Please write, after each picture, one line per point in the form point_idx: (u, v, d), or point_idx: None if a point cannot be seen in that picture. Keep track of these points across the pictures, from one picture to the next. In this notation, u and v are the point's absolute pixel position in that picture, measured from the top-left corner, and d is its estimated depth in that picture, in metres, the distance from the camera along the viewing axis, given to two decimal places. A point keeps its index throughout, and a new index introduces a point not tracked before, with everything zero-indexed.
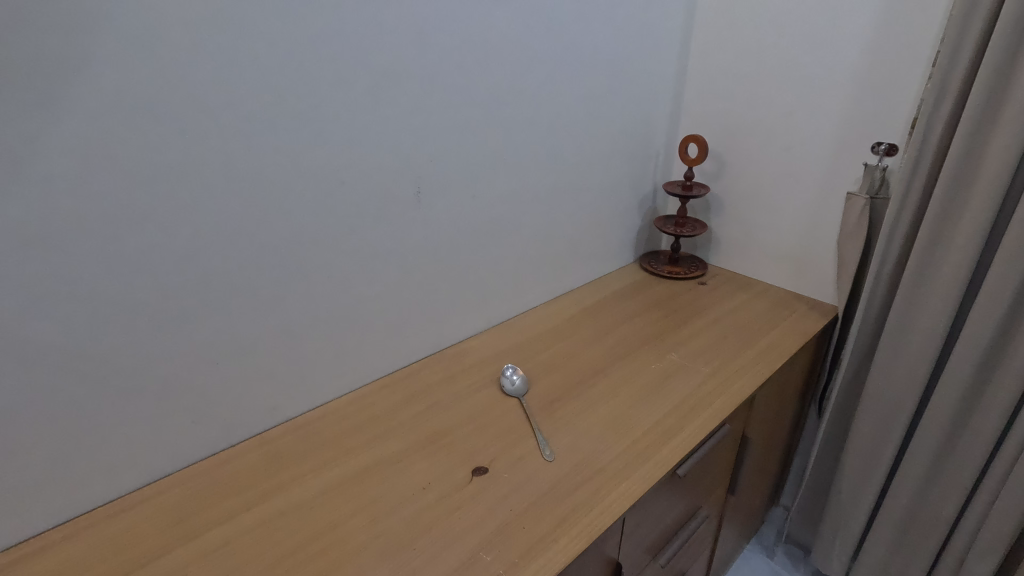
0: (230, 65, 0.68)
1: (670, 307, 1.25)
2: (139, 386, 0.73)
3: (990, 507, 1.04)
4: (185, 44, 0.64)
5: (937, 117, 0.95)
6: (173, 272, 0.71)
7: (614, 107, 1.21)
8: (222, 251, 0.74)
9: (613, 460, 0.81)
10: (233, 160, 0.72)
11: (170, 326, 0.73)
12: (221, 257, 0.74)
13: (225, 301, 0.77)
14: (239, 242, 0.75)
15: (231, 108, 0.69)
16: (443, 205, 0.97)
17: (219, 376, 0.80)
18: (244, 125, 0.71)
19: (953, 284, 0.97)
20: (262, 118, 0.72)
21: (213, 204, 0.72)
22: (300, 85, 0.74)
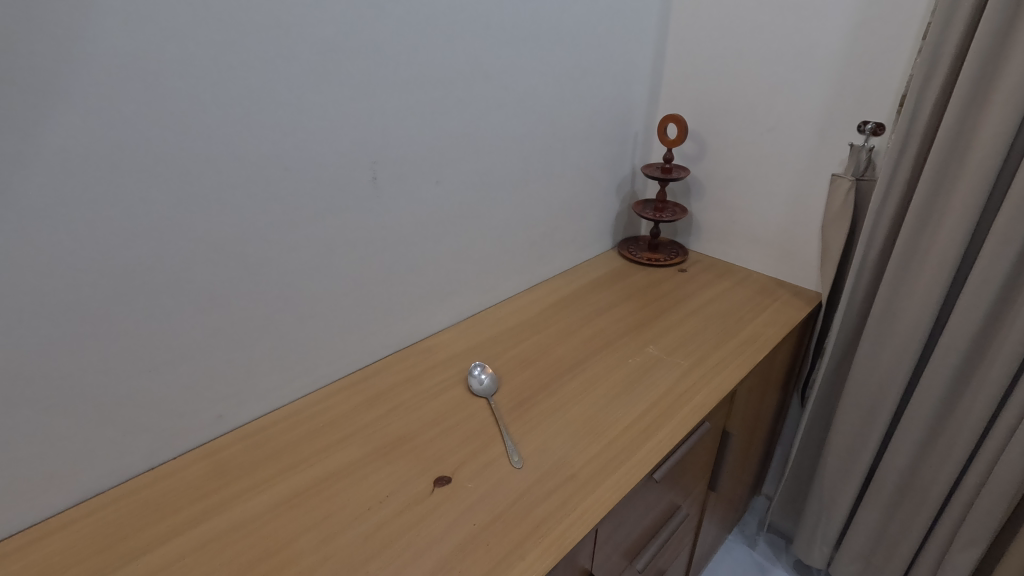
0: (153, 37, 0.60)
1: (650, 296, 1.19)
2: (60, 398, 0.65)
3: (975, 497, 1.02)
4: (92, 16, 0.56)
5: (927, 94, 0.89)
6: (93, 271, 0.63)
7: (589, 86, 1.14)
8: (150, 246, 0.66)
9: (586, 464, 0.76)
10: (159, 147, 0.64)
11: (94, 332, 0.66)
12: (150, 254, 0.67)
13: (162, 303, 0.70)
14: (170, 237, 0.68)
15: (152, 88, 0.62)
16: (404, 193, 0.90)
17: (156, 384, 0.72)
18: (170, 105, 0.63)
19: (941, 270, 0.93)
20: (192, 99, 0.64)
21: (137, 195, 0.64)
22: (235, 61, 0.66)
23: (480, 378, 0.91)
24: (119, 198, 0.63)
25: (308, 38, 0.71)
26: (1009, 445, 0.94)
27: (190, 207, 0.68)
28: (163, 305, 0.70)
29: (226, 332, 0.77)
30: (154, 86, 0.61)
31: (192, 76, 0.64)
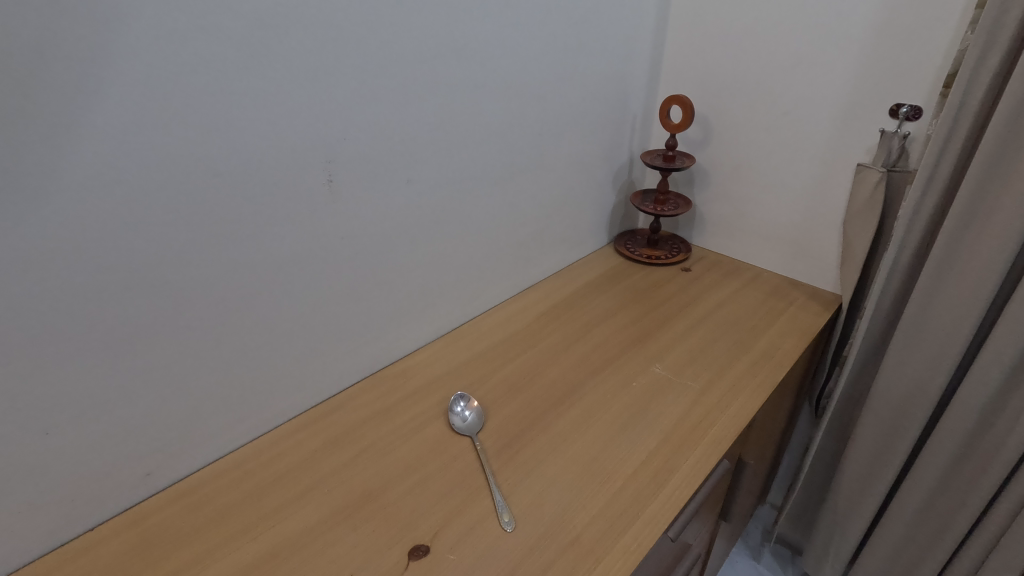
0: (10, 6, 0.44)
1: (652, 301, 1.07)
2: None
3: (1009, 523, 0.93)
4: None
5: (983, 74, 0.76)
6: None
7: (584, 63, 0.99)
8: (38, 282, 0.52)
9: (589, 525, 0.64)
10: (35, 153, 0.48)
11: None
12: (35, 290, 0.52)
13: (62, 349, 0.55)
14: (65, 268, 0.53)
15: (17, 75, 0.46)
16: (369, 195, 0.75)
17: (61, 447, 0.59)
18: (45, 98, 0.48)
19: (988, 277, 0.82)
20: (78, 89, 0.49)
21: (9, 218, 0.49)
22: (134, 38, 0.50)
23: (464, 415, 0.78)
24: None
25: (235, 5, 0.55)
26: None
27: (86, 229, 0.53)
28: (61, 352, 0.55)
29: (151, 377, 0.62)
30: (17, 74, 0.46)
31: (75, 59, 0.48)
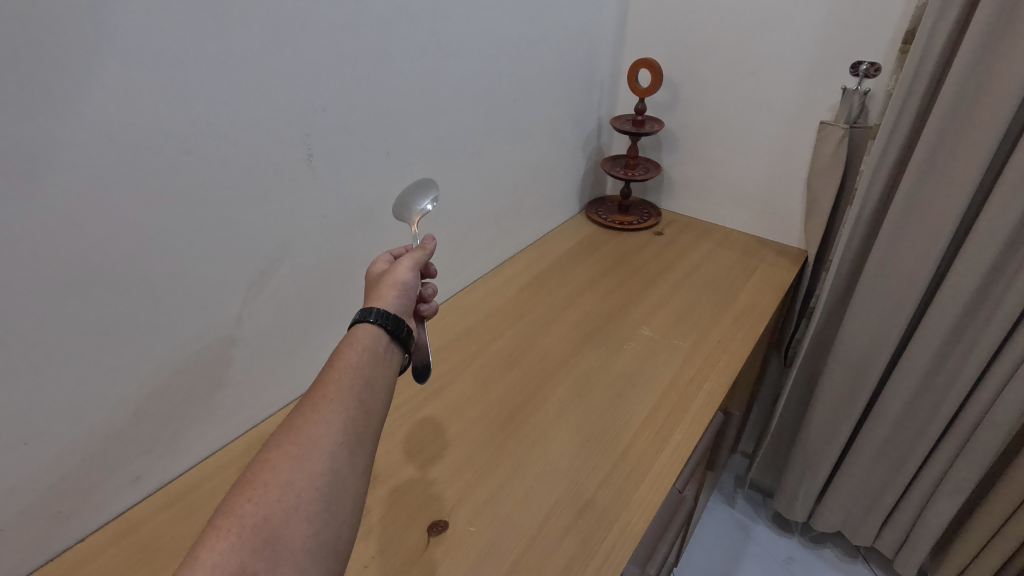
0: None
1: (630, 266, 1.08)
2: None
3: (962, 448, 1.01)
4: None
5: (940, 29, 0.80)
6: None
7: (554, 24, 0.98)
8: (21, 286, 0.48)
9: (602, 485, 0.65)
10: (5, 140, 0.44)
11: None
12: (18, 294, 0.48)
13: (51, 357, 0.52)
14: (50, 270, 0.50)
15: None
16: (349, 169, 0.72)
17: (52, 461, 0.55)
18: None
19: (947, 221, 0.86)
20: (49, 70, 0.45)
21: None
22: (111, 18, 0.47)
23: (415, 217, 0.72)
24: None
25: None
26: (1001, 398, 0.93)
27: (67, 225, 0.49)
28: (28, 356, 0.51)
29: (132, 374, 0.58)
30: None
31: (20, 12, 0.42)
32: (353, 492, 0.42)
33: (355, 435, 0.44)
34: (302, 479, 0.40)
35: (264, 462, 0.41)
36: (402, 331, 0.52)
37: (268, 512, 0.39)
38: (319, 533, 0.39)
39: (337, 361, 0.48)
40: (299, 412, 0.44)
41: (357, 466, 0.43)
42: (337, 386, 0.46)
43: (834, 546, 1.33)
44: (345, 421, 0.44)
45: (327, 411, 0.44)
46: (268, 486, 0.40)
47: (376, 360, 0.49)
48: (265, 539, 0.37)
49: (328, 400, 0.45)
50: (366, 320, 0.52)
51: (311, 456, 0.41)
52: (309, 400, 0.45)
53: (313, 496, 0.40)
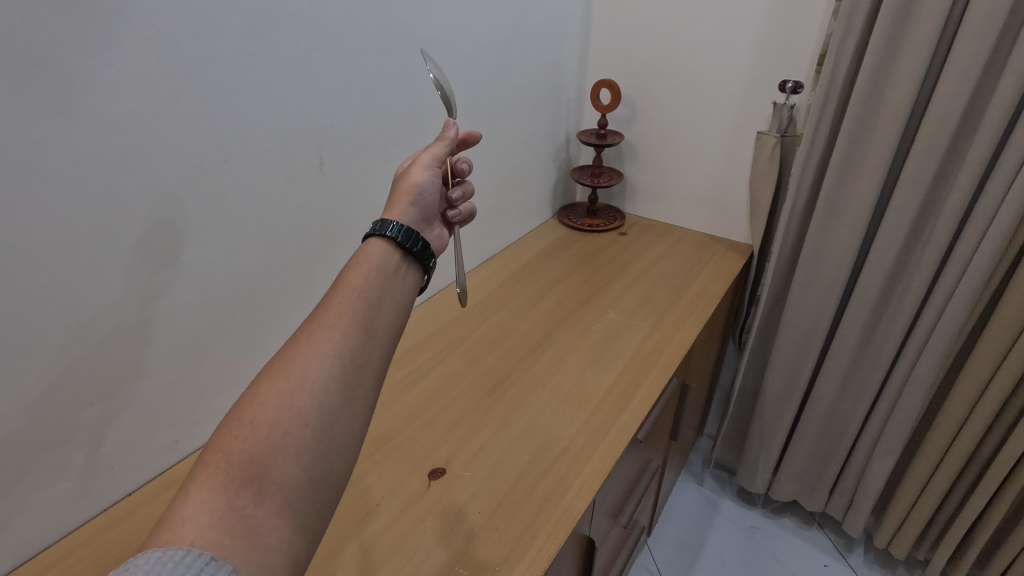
0: (86, 39, 0.53)
1: (598, 262, 1.22)
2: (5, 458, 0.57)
3: (890, 413, 1.15)
4: (14, 19, 0.48)
5: (844, 53, 0.96)
6: (29, 308, 0.55)
7: (524, 51, 1.12)
8: (100, 272, 0.59)
9: (575, 436, 0.77)
10: (96, 155, 0.56)
11: (42, 375, 0.58)
12: (98, 279, 0.59)
13: (118, 333, 0.63)
14: (123, 259, 0.61)
15: (89, 92, 0.54)
16: (350, 175, 0.85)
17: (110, 422, 0.65)
18: (92, 95, 0.54)
19: (861, 213, 1.02)
20: (131, 99, 0.57)
21: (75, 216, 0.56)
22: (172, 55, 0.59)
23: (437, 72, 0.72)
24: (23, 214, 0.53)
25: (241, 6, 0.63)
26: (917, 365, 1.07)
27: (135, 221, 0.61)
28: (99, 333, 0.61)
29: (176, 351, 0.69)
30: (66, 75, 0.52)
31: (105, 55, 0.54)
32: (341, 424, 0.44)
33: (342, 370, 0.46)
34: (290, 416, 0.42)
35: (253, 401, 0.43)
36: (410, 246, 0.55)
37: (256, 448, 0.41)
38: (305, 466, 0.41)
39: (327, 301, 0.49)
40: (288, 352, 0.46)
41: (343, 400, 0.45)
42: (325, 324, 0.47)
43: (792, 515, 1.47)
44: (331, 358, 0.46)
45: (313, 349, 0.46)
46: (256, 423, 0.42)
47: (367, 296, 0.50)
48: (251, 474, 0.40)
49: (314, 339, 0.46)
50: (376, 236, 0.56)
51: (297, 393, 0.43)
52: (299, 339, 0.47)
53: (299, 431, 0.42)
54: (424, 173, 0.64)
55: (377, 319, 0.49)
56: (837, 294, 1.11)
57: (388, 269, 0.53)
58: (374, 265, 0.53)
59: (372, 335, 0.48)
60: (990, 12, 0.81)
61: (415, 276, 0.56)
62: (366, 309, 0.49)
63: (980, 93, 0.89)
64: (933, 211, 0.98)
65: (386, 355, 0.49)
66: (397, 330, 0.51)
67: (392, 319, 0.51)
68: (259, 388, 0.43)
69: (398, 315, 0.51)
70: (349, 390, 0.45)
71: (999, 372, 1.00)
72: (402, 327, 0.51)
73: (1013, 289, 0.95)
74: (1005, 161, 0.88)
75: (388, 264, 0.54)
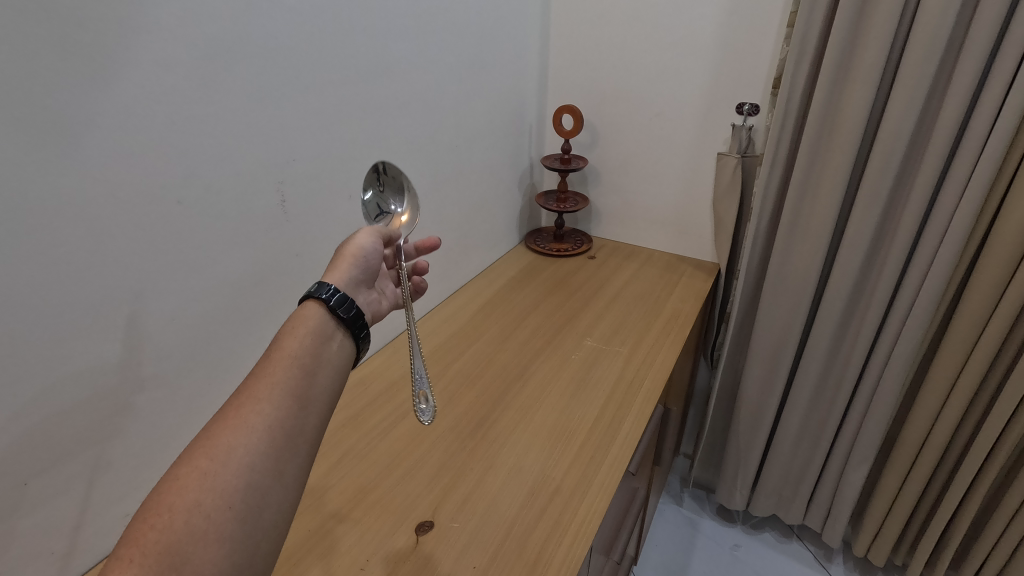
0: (22, 74, 0.47)
1: (568, 287, 1.20)
2: None
3: (861, 422, 1.17)
4: None
5: (799, 76, 0.99)
6: None
7: (485, 78, 1.11)
8: (40, 332, 0.53)
9: (567, 473, 0.74)
10: (33, 202, 0.50)
11: None
12: (37, 340, 0.53)
13: (63, 400, 0.56)
14: (68, 316, 0.55)
15: (24, 133, 0.48)
16: (316, 210, 0.80)
17: (54, 502, 0.58)
18: (29, 137, 0.49)
19: (823, 230, 1.04)
20: (74, 140, 0.52)
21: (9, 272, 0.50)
22: (120, 90, 0.54)
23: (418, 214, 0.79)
24: None
25: (195, 36, 0.59)
26: (884, 375, 1.10)
27: (79, 273, 0.55)
28: (40, 402, 0.54)
29: (127, 411, 0.62)
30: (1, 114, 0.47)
31: (49, 91, 0.49)
32: (268, 504, 0.42)
33: (275, 446, 0.44)
34: (212, 499, 0.40)
35: (173, 483, 0.40)
36: (342, 313, 0.55)
37: (176, 536, 0.38)
38: (228, 547, 0.39)
39: (261, 372, 0.48)
40: (217, 428, 0.43)
41: (272, 475, 0.43)
42: (254, 394, 0.46)
43: (772, 529, 1.47)
44: (262, 434, 0.44)
45: (246, 423, 0.44)
46: (174, 508, 0.39)
47: (302, 367, 0.49)
48: (170, 563, 0.37)
49: (247, 413, 0.45)
50: (312, 300, 0.55)
51: (222, 473, 0.41)
52: (229, 413, 0.44)
53: (222, 515, 0.40)
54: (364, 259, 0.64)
55: (313, 390, 0.49)
56: (806, 309, 1.13)
57: (321, 336, 0.53)
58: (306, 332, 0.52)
59: (301, 403, 0.47)
60: (933, 36, 0.85)
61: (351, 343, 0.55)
62: (302, 380, 0.48)
63: (927, 110, 0.93)
64: (891, 225, 1.02)
65: (320, 428, 0.48)
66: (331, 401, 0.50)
67: (326, 391, 0.50)
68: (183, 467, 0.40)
69: (332, 383, 0.51)
70: (280, 466, 0.44)
71: (961, 377, 1.04)
72: (334, 397, 0.51)
73: (970, 296, 0.98)
74: (955, 174, 0.92)
75: (321, 330, 0.53)
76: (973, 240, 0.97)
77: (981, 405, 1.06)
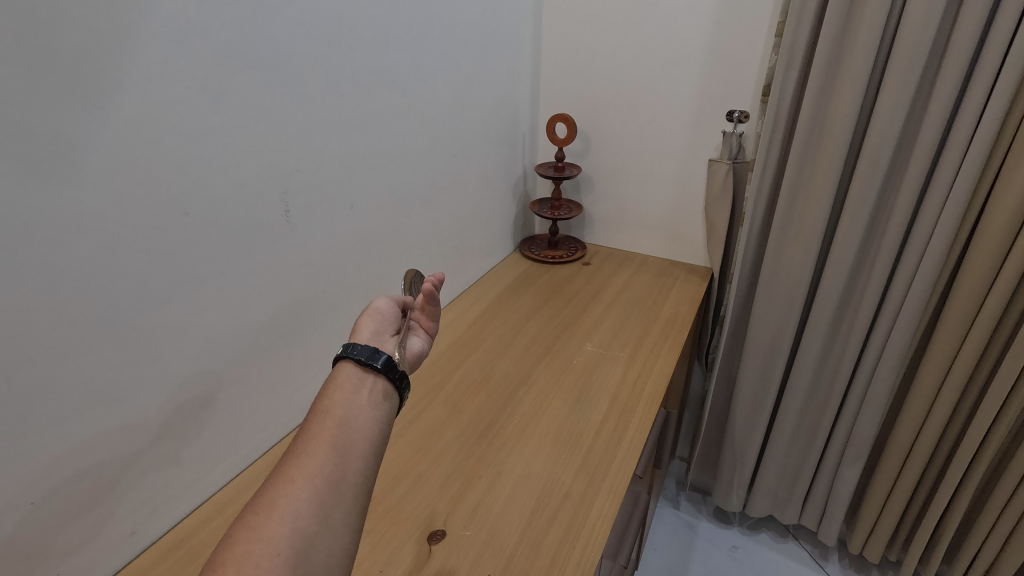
0: (34, 85, 0.47)
1: (566, 294, 1.21)
2: None
3: (855, 420, 1.19)
4: None
5: (788, 83, 1.02)
6: None
7: (480, 87, 1.12)
8: (48, 344, 0.52)
9: (576, 478, 0.75)
10: (44, 212, 0.50)
11: None
12: (45, 352, 0.52)
13: (69, 413, 0.55)
14: (76, 328, 0.54)
15: (37, 143, 0.48)
16: (318, 221, 0.80)
17: (60, 520, 0.56)
18: (41, 148, 0.49)
19: (814, 233, 1.06)
20: (84, 151, 0.52)
21: (18, 284, 0.49)
22: (130, 99, 0.54)
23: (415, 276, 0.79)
24: None
25: (203, 47, 0.59)
26: (876, 373, 1.12)
27: (87, 285, 0.54)
28: (47, 415, 0.53)
29: (132, 427, 0.61)
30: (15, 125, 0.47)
31: (62, 102, 0.49)
32: (317, 549, 0.42)
33: (318, 492, 0.44)
34: (261, 549, 0.40)
35: (227, 542, 0.41)
36: (394, 375, 0.56)
37: None
38: None
39: (304, 429, 0.49)
40: (265, 485, 0.44)
41: (320, 520, 0.43)
42: (293, 450, 0.47)
43: (768, 530, 1.49)
44: (304, 483, 0.44)
45: (290, 477, 0.45)
46: (227, 563, 0.40)
47: (340, 417, 0.50)
48: None
49: (293, 468, 0.45)
50: (348, 359, 0.56)
51: (270, 525, 0.42)
52: (277, 470, 0.45)
53: (272, 561, 0.40)
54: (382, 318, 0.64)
55: (352, 436, 0.49)
56: (799, 311, 1.15)
57: (353, 386, 0.53)
58: (339, 386, 0.53)
59: (341, 450, 0.48)
60: (916, 44, 0.88)
61: (389, 387, 0.55)
62: (341, 429, 0.49)
63: (911, 115, 0.96)
64: (879, 226, 1.04)
65: (365, 470, 0.48)
66: (375, 443, 0.50)
67: (369, 436, 0.50)
68: (233, 526, 0.41)
69: (372, 426, 0.51)
70: (325, 511, 0.44)
71: (950, 375, 1.06)
72: (379, 439, 0.51)
73: (958, 294, 1.01)
74: (941, 175, 0.95)
75: (351, 381, 0.54)
76: (959, 239, 1.00)
77: (970, 401, 1.09)
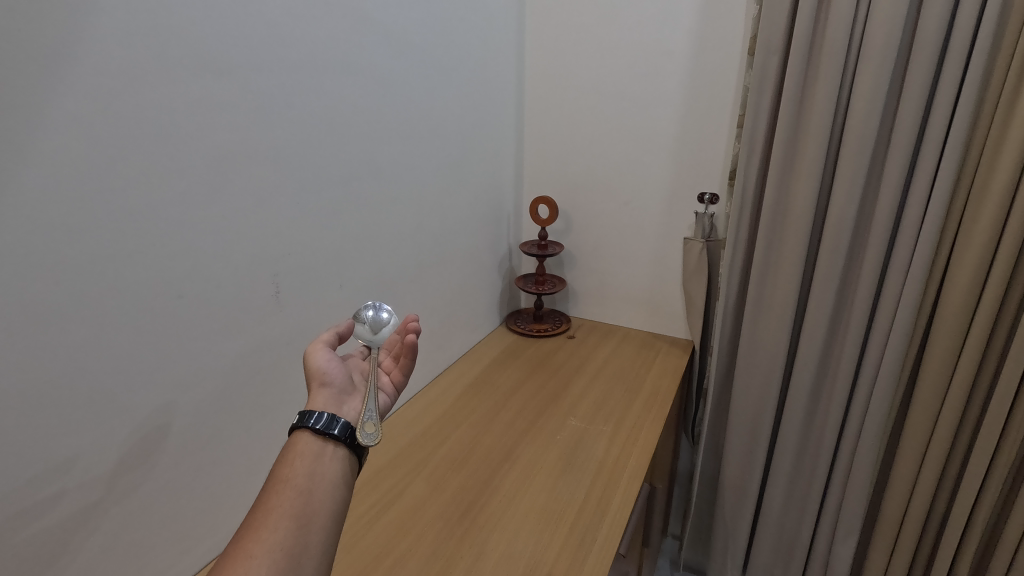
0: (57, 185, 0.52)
1: (550, 368, 1.23)
2: None
3: (842, 495, 1.18)
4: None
5: (751, 168, 1.10)
6: None
7: (466, 174, 1.20)
8: (34, 422, 0.54)
9: (558, 558, 0.74)
10: (47, 296, 0.53)
11: None
12: (30, 429, 0.54)
13: (46, 489, 0.56)
14: (62, 404, 0.56)
15: (52, 235, 0.52)
16: (309, 301, 0.84)
17: None
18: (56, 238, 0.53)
19: (786, 307, 1.11)
20: (90, 238, 0.55)
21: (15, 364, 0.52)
22: (137, 192, 0.59)
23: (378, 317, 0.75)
24: None
25: (208, 145, 0.65)
26: (858, 446, 1.13)
27: (79, 364, 0.56)
28: (23, 491, 0.54)
29: (109, 508, 0.62)
30: (35, 219, 0.51)
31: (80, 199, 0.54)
32: None
33: (278, 567, 0.45)
34: None
35: None
36: (350, 440, 0.57)
37: None
38: None
39: (262, 501, 0.49)
40: (220, 562, 0.44)
41: None
42: (251, 525, 0.47)
43: None
44: (262, 558, 0.45)
45: (249, 552, 0.45)
46: None
47: (299, 488, 0.51)
48: None
49: (250, 543, 0.45)
50: (301, 429, 0.56)
51: None
52: (234, 546, 0.45)
53: None
54: (334, 375, 0.64)
55: (312, 505, 0.50)
56: (779, 383, 1.17)
57: (312, 456, 0.54)
58: (300, 457, 0.54)
59: (301, 521, 0.48)
60: (863, 135, 0.97)
61: (348, 455, 0.57)
62: (301, 499, 0.50)
63: (865, 198, 1.04)
64: (847, 299, 1.09)
65: (325, 541, 0.49)
66: (336, 511, 0.51)
67: (328, 504, 0.51)
68: None
69: (332, 497, 0.52)
70: None
71: (931, 446, 1.08)
72: (341, 507, 0.52)
73: (927, 366, 1.05)
74: (898, 252, 1.01)
75: (310, 450, 0.55)
76: (923, 312, 1.05)
77: (953, 472, 1.10)
